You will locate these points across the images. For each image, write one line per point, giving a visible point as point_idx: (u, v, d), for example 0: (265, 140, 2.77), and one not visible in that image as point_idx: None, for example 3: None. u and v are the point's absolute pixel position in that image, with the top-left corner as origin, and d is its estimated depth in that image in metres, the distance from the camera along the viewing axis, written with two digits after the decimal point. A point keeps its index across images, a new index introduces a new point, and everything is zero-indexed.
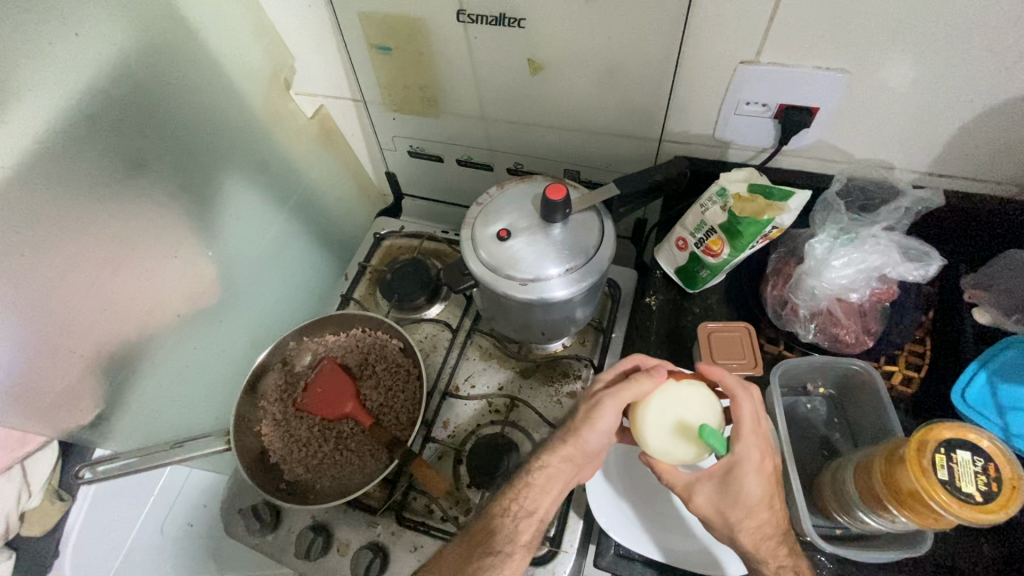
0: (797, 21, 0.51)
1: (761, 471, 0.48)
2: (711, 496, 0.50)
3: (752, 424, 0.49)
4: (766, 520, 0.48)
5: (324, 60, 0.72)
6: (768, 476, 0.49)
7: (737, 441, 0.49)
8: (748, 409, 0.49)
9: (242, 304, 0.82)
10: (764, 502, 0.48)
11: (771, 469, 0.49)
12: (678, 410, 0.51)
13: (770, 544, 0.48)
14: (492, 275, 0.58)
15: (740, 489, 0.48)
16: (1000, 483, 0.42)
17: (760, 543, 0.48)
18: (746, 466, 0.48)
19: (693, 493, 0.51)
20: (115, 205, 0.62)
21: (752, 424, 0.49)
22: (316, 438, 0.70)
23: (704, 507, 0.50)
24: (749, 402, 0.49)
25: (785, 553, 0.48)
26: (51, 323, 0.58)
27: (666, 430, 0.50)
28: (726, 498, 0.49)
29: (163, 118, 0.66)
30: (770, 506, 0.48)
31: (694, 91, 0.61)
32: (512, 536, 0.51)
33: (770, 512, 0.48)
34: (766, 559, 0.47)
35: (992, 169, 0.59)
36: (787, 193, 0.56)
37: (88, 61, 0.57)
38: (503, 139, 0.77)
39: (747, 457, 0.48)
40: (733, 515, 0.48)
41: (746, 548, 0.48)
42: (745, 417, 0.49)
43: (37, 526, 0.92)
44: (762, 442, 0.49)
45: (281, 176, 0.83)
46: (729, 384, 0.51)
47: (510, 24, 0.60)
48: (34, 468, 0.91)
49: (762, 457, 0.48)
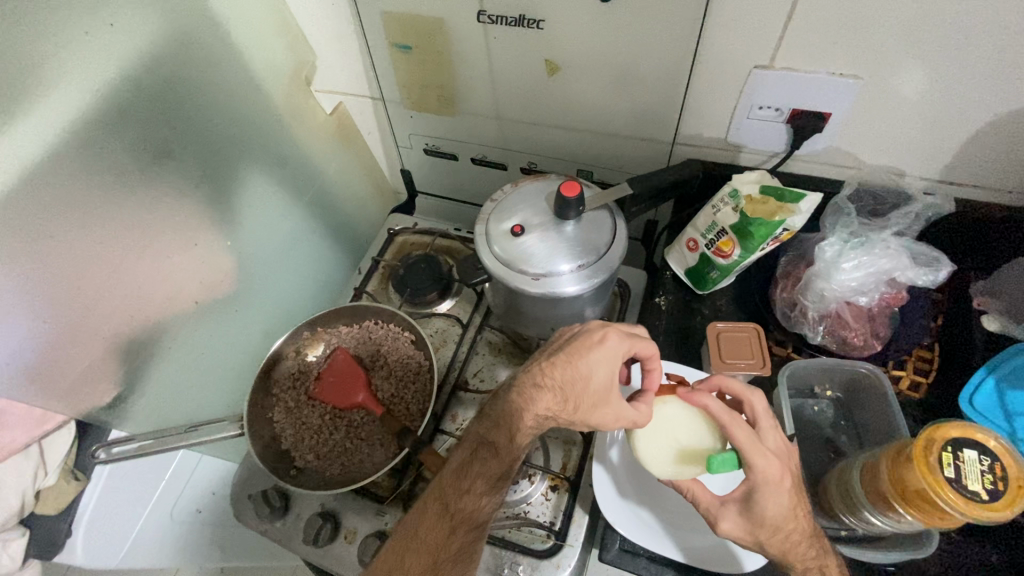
0: (809, 29, 0.53)
1: (782, 491, 0.45)
2: (737, 520, 0.48)
3: (755, 444, 0.46)
4: (794, 530, 0.46)
5: (346, 58, 0.74)
6: (791, 491, 0.46)
7: (750, 467, 0.46)
8: (743, 434, 0.46)
9: (256, 293, 0.84)
10: (789, 515, 0.46)
11: (791, 482, 0.46)
12: (665, 435, 0.52)
13: (801, 550, 0.47)
14: (504, 269, 0.59)
15: (765, 511, 0.46)
16: (1007, 483, 0.42)
17: (790, 551, 0.47)
18: (767, 489, 0.45)
19: (719, 518, 0.49)
20: (140, 192, 0.63)
21: (757, 444, 0.46)
22: (327, 426, 0.72)
23: (733, 531, 0.48)
24: (738, 427, 0.46)
25: (813, 555, 0.47)
26: (76, 305, 0.59)
27: (676, 454, 0.51)
28: (750, 521, 0.47)
29: (189, 110, 0.68)
30: (796, 516, 0.46)
31: (707, 95, 0.62)
32: (469, 486, 0.53)
33: (797, 522, 0.46)
34: (794, 563, 0.48)
35: (1002, 179, 0.60)
36: (799, 195, 0.56)
37: (122, 50, 0.59)
38: (517, 138, 0.78)
39: (764, 478, 0.45)
40: (763, 536, 0.47)
41: (778, 554, 0.48)
42: (744, 440, 0.46)
43: (53, 504, 0.85)
44: (775, 459, 0.46)
45: (299, 170, 0.86)
46: (716, 411, 0.47)
47: (529, 25, 0.61)
48: (51, 446, 0.83)
49: (780, 475, 0.46)
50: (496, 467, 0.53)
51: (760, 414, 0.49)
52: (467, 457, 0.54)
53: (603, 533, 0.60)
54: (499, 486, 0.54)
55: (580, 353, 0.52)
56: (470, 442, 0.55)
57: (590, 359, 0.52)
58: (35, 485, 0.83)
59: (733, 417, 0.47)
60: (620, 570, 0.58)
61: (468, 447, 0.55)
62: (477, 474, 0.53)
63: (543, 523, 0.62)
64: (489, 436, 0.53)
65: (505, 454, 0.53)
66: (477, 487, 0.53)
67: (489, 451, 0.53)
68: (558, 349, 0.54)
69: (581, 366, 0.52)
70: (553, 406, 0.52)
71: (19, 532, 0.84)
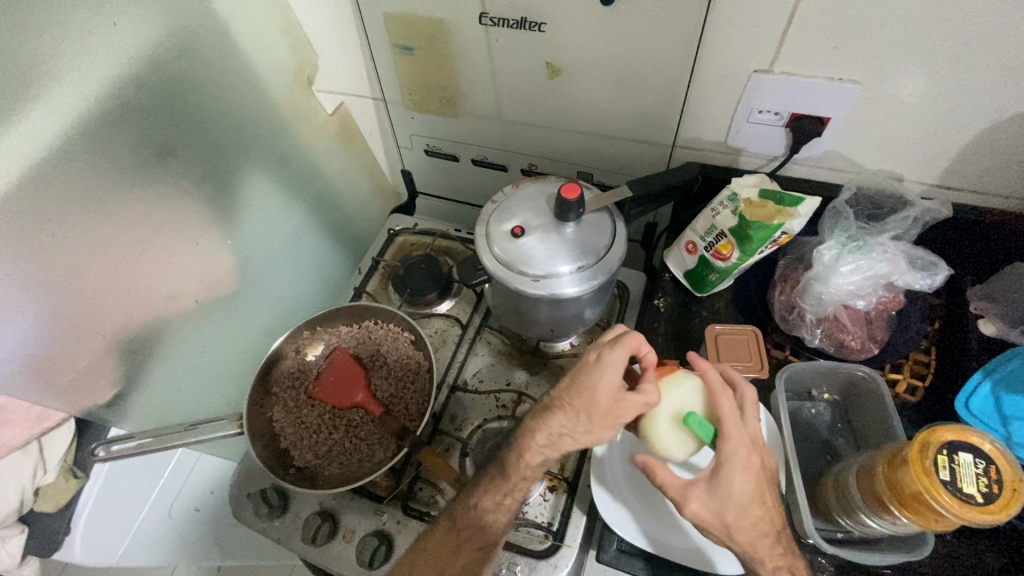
0: (809, 34, 0.53)
1: (748, 468, 0.47)
2: (702, 499, 0.48)
3: (734, 418, 0.48)
4: (760, 518, 0.47)
5: (348, 58, 0.75)
6: (757, 474, 0.47)
7: (723, 438, 0.48)
8: (727, 402, 0.49)
9: (256, 292, 0.84)
10: (754, 498, 0.47)
11: (759, 464, 0.48)
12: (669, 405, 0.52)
13: (764, 542, 0.47)
14: (503, 270, 0.59)
15: (730, 490, 0.47)
16: (1001, 486, 0.43)
17: (757, 542, 0.47)
18: (734, 464, 0.47)
19: (687, 498, 0.48)
20: (142, 190, 0.64)
21: (736, 418, 0.49)
22: (326, 425, 0.72)
23: (699, 512, 0.48)
24: (725, 397, 0.50)
25: (779, 551, 0.48)
26: (77, 302, 0.59)
27: (665, 419, 0.51)
28: (716, 499, 0.47)
29: (191, 108, 0.68)
30: (762, 502, 0.47)
31: (707, 99, 0.63)
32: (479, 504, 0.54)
33: (763, 509, 0.47)
34: (758, 556, 0.47)
35: (999, 184, 0.61)
36: (798, 199, 0.58)
37: (125, 49, 0.59)
38: (517, 140, 0.78)
39: (735, 450, 0.47)
40: (727, 517, 0.47)
41: (745, 546, 0.47)
42: (726, 412, 0.49)
43: (51, 502, 0.83)
44: (749, 440, 0.48)
45: (300, 170, 0.86)
46: (711, 381, 0.51)
47: (531, 28, 0.61)
48: (51, 443, 0.83)
49: (750, 455, 0.47)
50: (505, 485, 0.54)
51: (747, 402, 0.51)
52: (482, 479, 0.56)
53: (601, 534, 0.60)
54: (510, 505, 0.54)
55: (587, 372, 0.52)
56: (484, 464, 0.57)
57: (597, 377, 0.51)
58: (34, 482, 0.81)
59: (722, 384, 0.50)
60: (617, 571, 0.58)
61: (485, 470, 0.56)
62: (485, 491, 0.55)
63: (541, 524, 0.62)
64: (502, 457, 0.55)
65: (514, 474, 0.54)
66: (485, 504, 0.54)
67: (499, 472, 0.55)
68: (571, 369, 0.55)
69: (589, 383, 0.51)
70: (567, 423, 0.52)
71: (17, 529, 0.83)
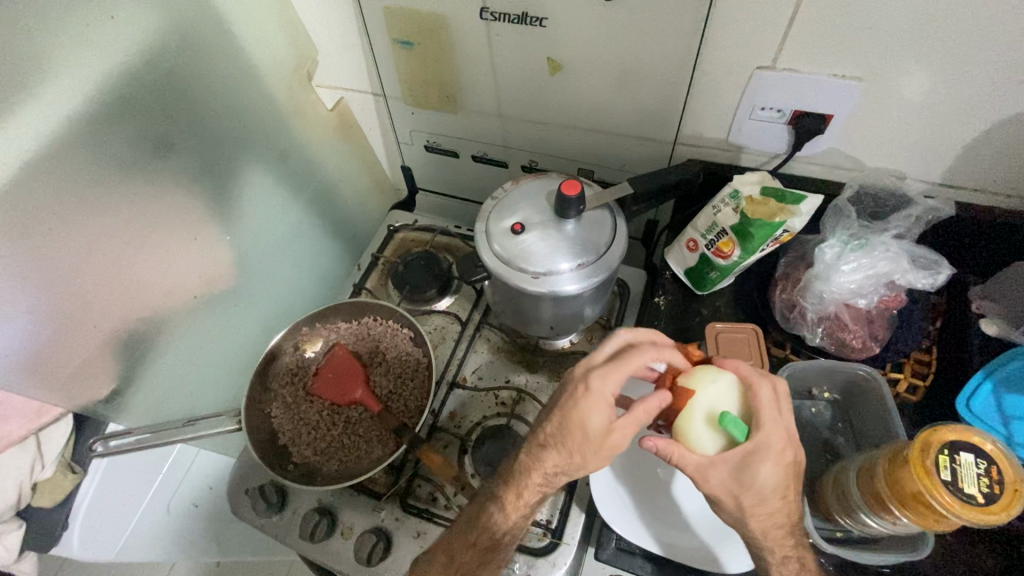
0: (812, 30, 0.52)
1: (779, 459, 0.46)
2: (724, 478, 0.47)
3: (771, 412, 0.47)
4: (778, 508, 0.47)
5: (348, 53, 0.74)
6: (786, 468, 0.46)
7: (758, 429, 0.46)
8: (766, 395, 0.47)
9: (255, 288, 0.84)
10: (777, 488, 0.46)
11: (790, 460, 0.47)
12: (704, 403, 0.48)
13: (778, 532, 0.48)
14: (504, 268, 0.58)
15: (757, 477, 0.46)
16: (1002, 487, 0.42)
17: (769, 530, 0.48)
18: (767, 453, 0.46)
19: (706, 477, 0.47)
20: (140, 184, 0.63)
21: (773, 410, 0.47)
22: (325, 422, 0.72)
23: (717, 490, 0.47)
24: (765, 389, 0.48)
25: (790, 543, 0.49)
26: (75, 297, 0.59)
27: (698, 415, 0.48)
28: (738, 483, 0.46)
29: (190, 103, 0.67)
30: (783, 496, 0.47)
31: (709, 95, 0.62)
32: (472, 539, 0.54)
33: (783, 502, 0.47)
34: (770, 544, 0.48)
35: (1003, 183, 0.60)
36: (800, 196, 0.57)
37: (123, 42, 0.58)
38: (518, 136, 0.78)
39: (767, 442, 0.46)
40: (746, 500, 0.47)
41: (757, 533, 0.48)
42: (765, 405, 0.47)
43: (48, 497, 0.83)
44: (783, 432, 0.47)
45: (300, 165, 0.85)
46: (746, 373, 0.49)
47: (532, 23, 0.61)
48: (48, 440, 0.81)
49: (782, 447, 0.46)
50: (504, 523, 0.53)
51: (782, 394, 0.49)
52: (473, 513, 0.55)
53: (599, 532, 0.60)
54: (505, 540, 0.54)
55: (572, 405, 0.50)
56: (481, 496, 0.56)
57: (583, 409, 0.49)
58: (31, 478, 0.80)
59: (761, 377, 0.48)
60: (615, 568, 0.58)
61: (478, 501, 0.56)
62: (486, 527, 0.54)
63: (540, 521, 0.62)
64: (498, 490, 0.55)
65: (511, 509, 0.53)
66: (484, 539, 0.54)
67: (497, 508, 0.54)
68: (558, 400, 0.53)
69: (578, 420, 0.49)
70: (560, 462, 0.51)
71: (16, 524, 0.81)
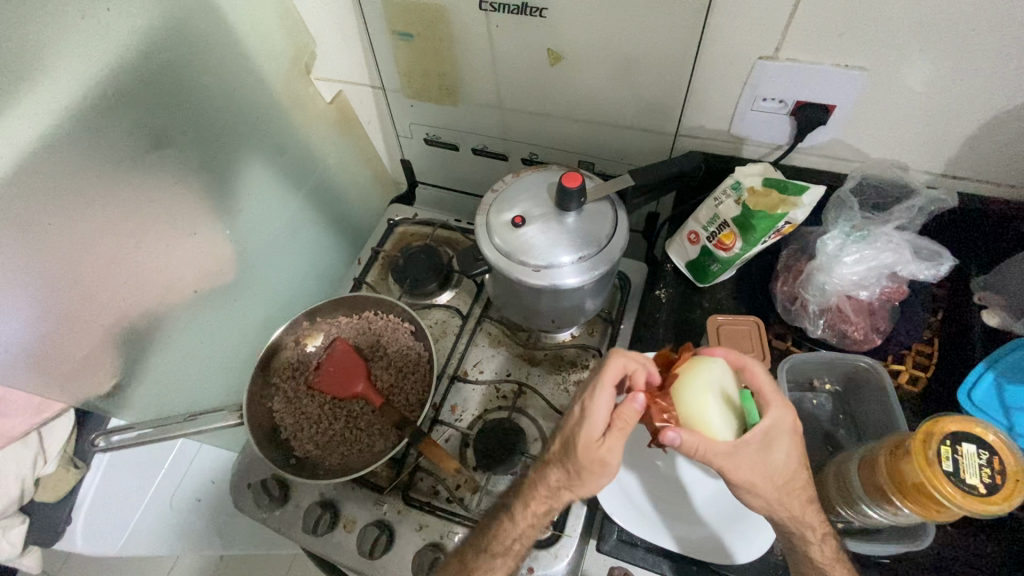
0: (815, 20, 0.52)
1: (793, 438, 0.46)
2: (751, 462, 0.45)
3: (773, 389, 0.48)
4: (803, 485, 0.47)
5: (347, 45, 0.74)
6: (799, 443, 0.47)
7: (769, 407, 0.46)
8: (762, 371, 0.48)
9: (255, 283, 0.84)
10: (797, 468, 0.46)
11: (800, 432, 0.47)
12: (713, 383, 0.47)
13: (808, 511, 0.48)
14: (505, 260, 0.58)
15: (777, 456, 0.45)
16: (1004, 477, 0.43)
17: (800, 512, 0.48)
18: (782, 430, 0.46)
19: (736, 463, 0.45)
20: (139, 177, 0.63)
21: (773, 386, 0.48)
22: (326, 416, 0.72)
23: (748, 476, 0.45)
24: (757, 365, 0.49)
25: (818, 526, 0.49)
26: (75, 292, 0.59)
27: (711, 397, 0.46)
28: (765, 466, 0.45)
29: (188, 96, 0.67)
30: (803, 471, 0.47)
31: (710, 86, 0.62)
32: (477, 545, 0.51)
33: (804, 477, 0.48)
34: (803, 527, 0.48)
35: (1005, 174, 0.60)
36: (802, 186, 0.56)
37: (118, 34, 0.58)
38: (518, 129, 0.77)
39: (780, 420, 0.46)
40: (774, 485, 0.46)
41: (788, 516, 0.47)
42: (764, 382, 0.48)
43: (51, 492, 0.81)
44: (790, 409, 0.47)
45: (298, 159, 0.85)
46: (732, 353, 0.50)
47: (532, 13, 0.60)
48: (50, 434, 0.81)
49: (793, 424, 0.47)
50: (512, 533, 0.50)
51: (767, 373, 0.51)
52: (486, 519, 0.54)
53: (601, 524, 0.60)
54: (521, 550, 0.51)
55: (569, 424, 0.48)
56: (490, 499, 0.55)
57: (575, 428, 0.47)
58: (34, 473, 0.80)
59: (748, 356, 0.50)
60: (618, 560, 0.58)
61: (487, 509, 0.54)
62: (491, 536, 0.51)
63: None
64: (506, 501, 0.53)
65: (520, 521, 0.50)
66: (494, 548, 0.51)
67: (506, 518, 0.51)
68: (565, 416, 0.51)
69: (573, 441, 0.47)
70: (563, 478, 0.49)
71: (18, 518, 0.81)
